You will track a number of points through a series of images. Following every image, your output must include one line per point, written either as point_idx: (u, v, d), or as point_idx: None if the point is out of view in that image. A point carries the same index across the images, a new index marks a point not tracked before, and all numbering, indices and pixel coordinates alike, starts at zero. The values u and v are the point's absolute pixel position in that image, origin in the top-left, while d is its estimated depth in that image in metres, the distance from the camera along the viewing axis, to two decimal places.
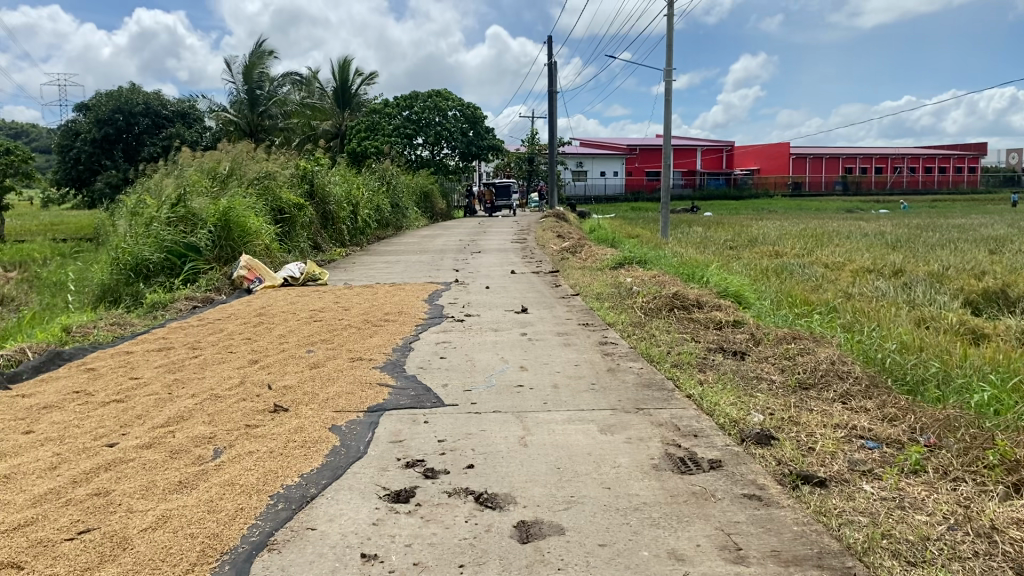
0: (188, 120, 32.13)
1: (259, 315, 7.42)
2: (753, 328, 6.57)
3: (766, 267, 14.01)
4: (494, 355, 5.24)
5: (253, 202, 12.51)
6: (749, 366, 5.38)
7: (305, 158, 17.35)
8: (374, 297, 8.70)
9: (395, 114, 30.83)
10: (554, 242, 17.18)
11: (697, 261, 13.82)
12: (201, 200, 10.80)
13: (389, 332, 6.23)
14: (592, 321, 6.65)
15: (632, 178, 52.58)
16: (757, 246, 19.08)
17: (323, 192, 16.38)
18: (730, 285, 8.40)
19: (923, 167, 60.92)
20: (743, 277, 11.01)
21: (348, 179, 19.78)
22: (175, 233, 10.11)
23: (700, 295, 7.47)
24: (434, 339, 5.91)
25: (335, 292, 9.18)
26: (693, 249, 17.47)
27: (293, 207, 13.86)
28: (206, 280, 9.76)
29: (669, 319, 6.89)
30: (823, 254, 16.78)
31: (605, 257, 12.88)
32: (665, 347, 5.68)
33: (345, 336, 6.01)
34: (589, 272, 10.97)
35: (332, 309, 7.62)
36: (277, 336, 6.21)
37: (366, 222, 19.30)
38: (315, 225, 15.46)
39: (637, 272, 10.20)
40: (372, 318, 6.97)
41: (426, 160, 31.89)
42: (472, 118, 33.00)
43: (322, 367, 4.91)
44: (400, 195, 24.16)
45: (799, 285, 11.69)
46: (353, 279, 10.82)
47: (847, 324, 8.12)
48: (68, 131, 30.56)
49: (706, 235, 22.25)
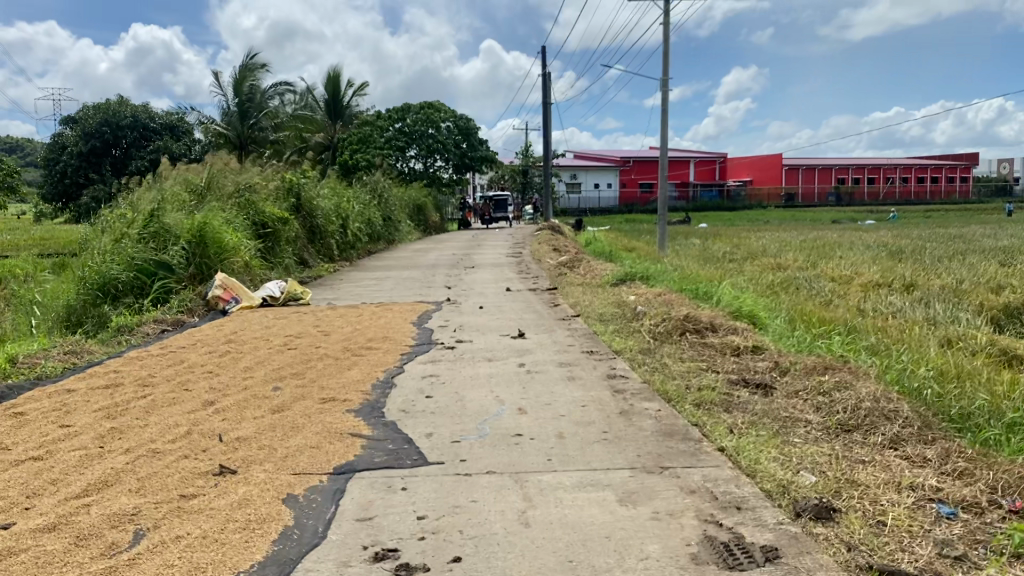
0: (175, 132, 31.46)
1: (228, 342, 6.69)
2: (777, 355, 5.87)
3: (773, 281, 13.33)
4: (487, 394, 4.54)
5: (232, 217, 11.83)
6: (780, 404, 4.62)
7: (291, 169, 16.69)
8: (358, 319, 7.99)
9: (387, 126, 30.45)
10: (550, 256, 16.50)
11: (701, 276, 13.16)
12: (175, 215, 10.11)
13: (369, 363, 5.52)
14: (597, 348, 5.95)
15: (628, 189, 52.02)
16: (759, 259, 18.39)
17: (310, 206, 15.70)
18: (743, 304, 7.69)
19: (918, 178, 60.45)
20: (752, 293, 10.31)
21: (336, 191, 19.10)
22: (145, 251, 9.41)
23: (713, 317, 6.78)
24: (420, 372, 5.20)
25: (316, 314, 8.46)
26: (693, 262, 16.83)
27: (277, 221, 13.10)
28: (178, 301, 9.02)
29: (682, 345, 6.20)
30: (830, 266, 16.16)
31: (603, 272, 12.22)
32: (681, 380, 4.99)
33: (317, 370, 5.30)
34: (588, 289, 10.31)
35: (310, 335, 6.91)
36: (243, 368, 5.50)
37: (356, 236, 18.64)
38: (300, 240, 14.76)
39: (640, 290, 9.54)
40: (351, 345, 6.25)
41: (418, 172, 31.27)
42: (465, 129, 32.32)
43: (286, 412, 4.20)
44: (392, 209, 23.50)
45: (811, 301, 10.98)
46: (337, 298, 10.10)
47: (873, 345, 7.44)
48: (54, 144, 29.99)
49: (704, 248, 21.65)
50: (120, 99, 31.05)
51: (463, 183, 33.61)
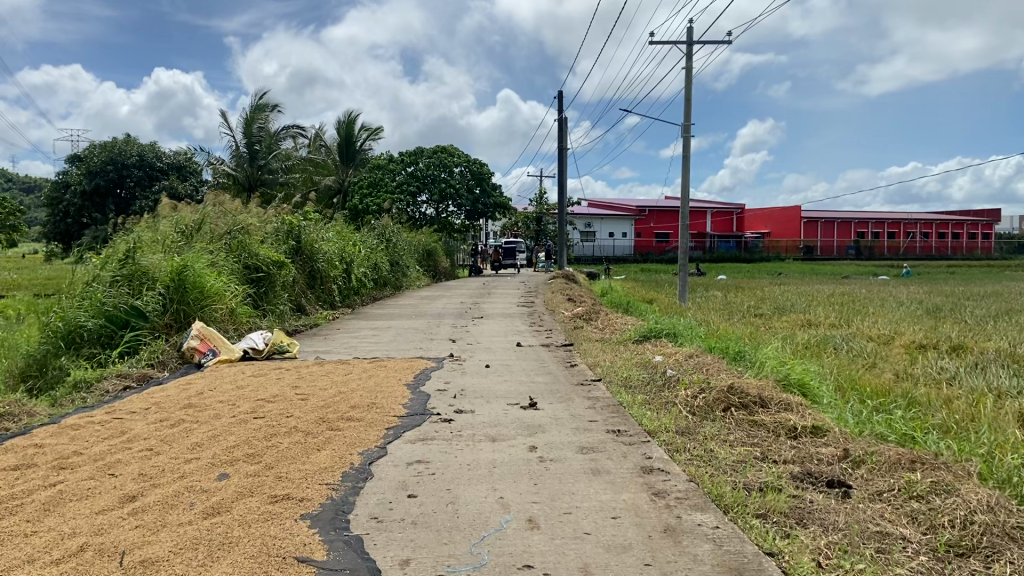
0: (184, 173, 30.96)
1: (188, 405, 5.71)
2: (843, 442, 4.84)
3: (806, 340, 12.31)
4: (488, 494, 3.53)
5: (221, 260, 10.95)
6: (864, 511, 3.64)
7: (295, 211, 15.87)
8: (347, 379, 7.00)
9: (399, 170, 29.75)
10: (565, 307, 15.55)
11: (728, 333, 12.16)
12: (155, 257, 9.26)
13: (345, 442, 4.53)
14: (624, 426, 4.94)
15: (642, 240, 51.21)
16: (785, 314, 17.36)
17: (310, 249, 14.84)
18: (789, 372, 6.69)
19: (936, 234, 59.38)
20: (789, 356, 9.31)
21: (342, 236, 18.26)
22: (118, 295, 8.52)
23: (760, 388, 5.77)
24: (406, 457, 4.19)
25: (298, 372, 7.48)
26: (716, 316, 15.86)
27: (272, 265, 12.21)
28: (148, 353, 8.11)
29: (725, 425, 5.18)
30: (863, 325, 15.10)
31: (623, 326, 11.24)
32: (735, 476, 3.98)
33: (279, 450, 4.30)
34: (607, 347, 9.33)
35: (285, 400, 5.92)
36: (193, 444, 4.52)
37: (361, 281, 17.75)
38: (298, 286, 13.86)
39: (667, 349, 8.53)
40: (328, 416, 5.25)
41: (430, 218, 30.52)
42: (479, 175, 31.51)
43: (220, 518, 3.21)
44: (400, 254, 22.63)
45: (851, 365, 9.96)
46: (328, 351, 9.14)
47: (943, 425, 6.38)
48: (60, 183, 29.56)
49: (725, 301, 20.60)
50: (130, 140, 30.62)
51: (476, 230, 32.81)
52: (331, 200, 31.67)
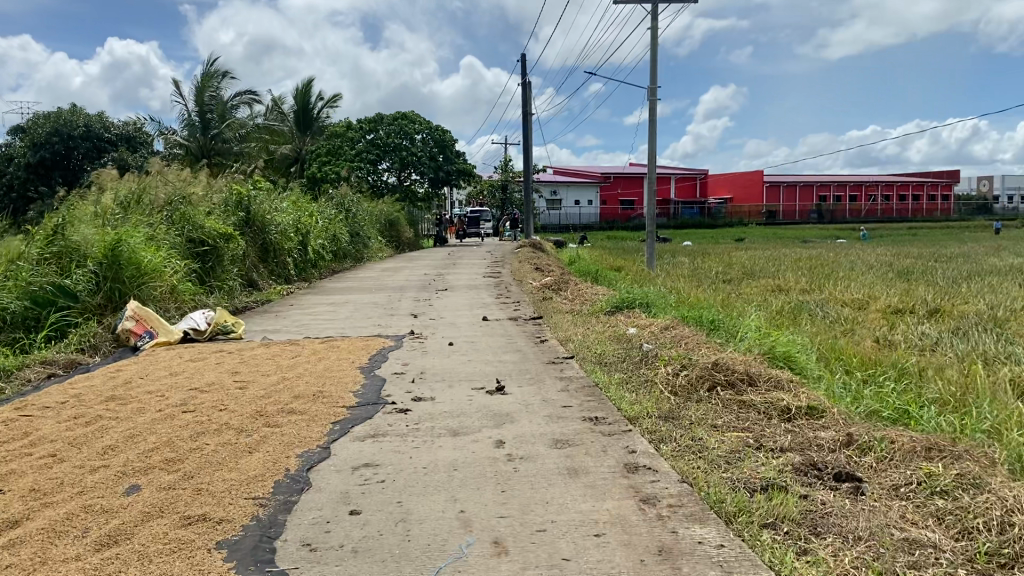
0: (134, 144, 29.72)
1: (109, 398, 5.05)
2: (844, 426, 4.35)
3: (781, 307, 11.89)
4: (447, 508, 2.95)
5: (162, 234, 10.20)
6: (882, 512, 3.15)
7: (247, 179, 15.05)
8: (294, 362, 6.37)
9: (358, 138, 28.83)
10: (532, 277, 15.03)
11: (699, 301, 11.68)
12: (85, 231, 8.49)
13: (283, 442, 3.94)
14: (602, 413, 4.40)
15: (607, 207, 50.81)
16: (756, 280, 16.98)
17: (262, 220, 14.06)
18: (775, 344, 6.20)
19: (897, 196, 59.76)
20: (768, 324, 8.86)
21: (298, 206, 17.46)
22: (45, 274, 7.77)
23: (747, 364, 5.25)
24: (352, 460, 3.61)
25: (242, 355, 6.83)
26: (685, 283, 15.41)
27: (219, 238, 11.46)
28: (78, 336, 7.40)
29: (711, 407, 4.67)
30: (834, 289, 14.75)
31: (593, 296, 10.72)
32: (732, 472, 3.46)
33: (202, 455, 3.69)
34: (577, 319, 8.81)
35: (222, 389, 5.29)
36: (105, 448, 3.88)
37: (318, 253, 17.02)
38: (249, 260, 13.12)
39: (641, 321, 8.01)
40: (267, 409, 4.64)
41: (392, 187, 29.67)
42: (441, 142, 30.41)
43: (116, 552, 2.59)
44: (361, 224, 21.82)
45: (830, 332, 9.55)
46: (277, 330, 8.48)
47: (939, 398, 5.93)
48: (2, 156, 28.18)
49: (694, 267, 20.18)
50: (76, 109, 29.27)
51: (439, 199, 32.03)
52: (289, 169, 30.74)
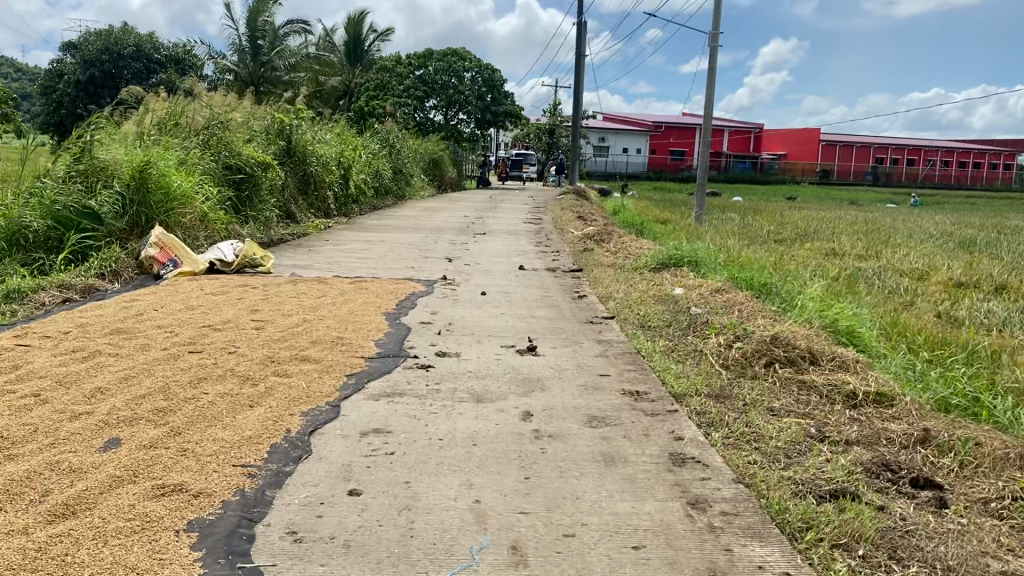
0: (182, 67, 29.43)
1: (115, 331, 4.72)
2: (919, 420, 3.82)
3: (837, 273, 11.22)
4: (459, 496, 2.53)
5: (195, 159, 9.84)
6: (975, 536, 2.64)
7: (289, 107, 14.61)
8: (317, 302, 5.98)
9: (407, 73, 28.15)
10: (575, 226, 14.48)
11: (751, 262, 11.07)
12: (113, 151, 8.13)
13: (288, 396, 3.54)
14: (645, 386, 3.93)
15: (656, 156, 49.62)
16: (810, 242, 16.21)
17: (301, 150, 13.63)
18: (839, 317, 5.62)
19: (960, 162, 57.42)
20: (825, 292, 8.24)
21: (341, 137, 17.02)
22: (69, 194, 7.43)
23: (809, 339, 4.72)
24: (361, 425, 3.20)
25: (264, 291, 6.46)
26: (735, 241, 14.73)
27: (256, 166, 11.08)
28: (100, 261, 7.09)
29: (766, 386, 4.17)
30: (893, 257, 13.98)
31: (638, 250, 10.18)
32: (794, 472, 2.97)
33: (197, 407, 3.32)
34: (620, 274, 8.29)
35: (236, 329, 4.93)
36: (95, 390, 3.53)
37: (359, 189, 16.62)
38: (286, 190, 12.74)
39: (689, 282, 7.47)
40: (278, 355, 4.25)
41: (438, 124, 29.07)
42: (491, 80, 29.58)
43: (70, 528, 2.22)
44: (404, 160, 21.33)
45: (892, 305, 8.89)
46: (305, 266, 8.11)
47: (1018, 388, 5.34)
48: (52, 72, 28.10)
49: (744, 225, 19.42)
50: (126, 28, 28.98)
51: (486, 139, 31.36)
52: (336, 101, 30.27)
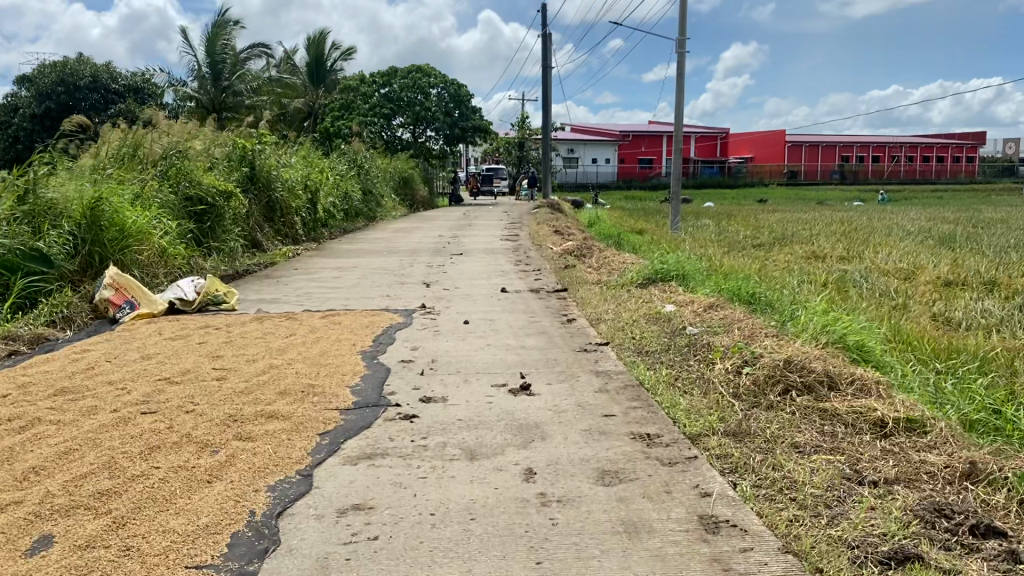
0: (141, 96, 28.76)
1: (60, 391, 4.23)
2: (958, 449, 3.45)
3: (824, 278, 10.91)
4: None
5: (153, 192, 9.34)
6: None
7: (252, 132, 14.11)
8: (285, 343, 5.53)
9: (372, 92, 27.71)
10: (552, 240, 14.10)
11: (736, 271, 10.74)
12: (61, 188, 7.61)
13: (253, 466, 3.09)
14: (655, 427, 3.52)
15: (625, 165, 49.56)
16: (789, 245, 15.95)
17: (266, 176, 13.12)
18: (847, 332, 5.25)
19: (923, 157, 57.97)
20: (818, 300, 7.90)
21: (307, 161, 16.53)
22: (14, 235, 6.89)
23: (824, 361, 4.34)
24: (340, 500, 2.77)
25: (230, 332, 5.99)
26: (715, 249, 14.44)
27: (217, 195, 10.59)
28: (49, 307, 6.57)
29: (786, 419, 3.79)
30: (875, 258, 13.75)
31: (622, 265, 9.80)
32: (842, 529, 2.58)
33: (146, 488, 2.86)
34: (605, 292, 7.90)
35: (197, 381, 4.46)
36: (27, 471, 3.06)
37: (328, 212, 16.14)
38: (251, 219, 12.23)
39: (680, 298, 7.10)
40: (241, 414, 3.80)
41: (406, 143, 28.67)
42: (457, 96, 29.22)
43: None
44: (373, 181, 20.86)
45: (886, 309, 8.57)
46: (273, 301, 7.63)
47: None
48: (6, 106, 27.30)
49: (721, 231, 19.17)
50: (81, 58, 28.27)
51: (454, 156, 30.99)
52: (301, 124, 29.72)
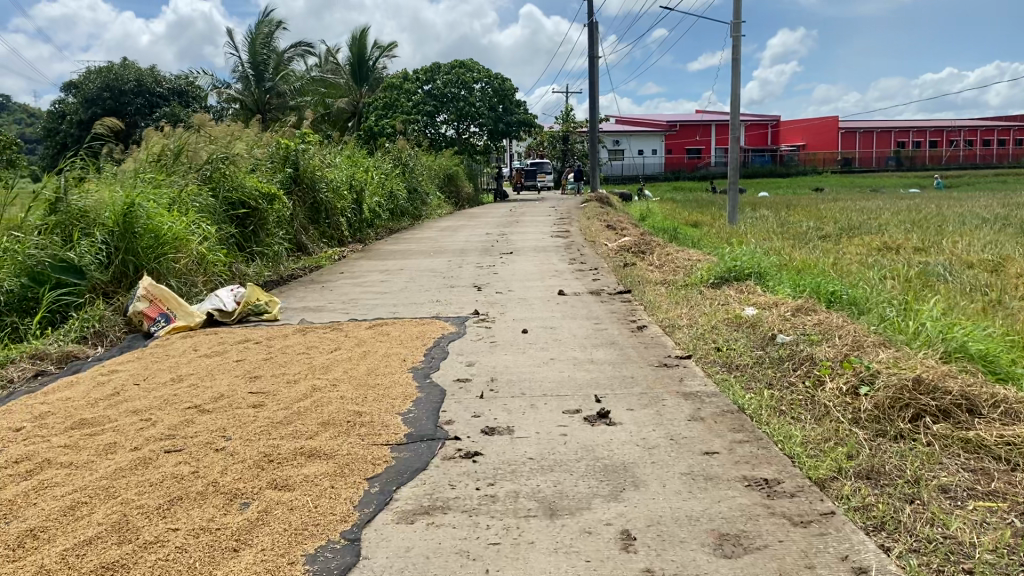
0: (187, 99, 28.76)
1: (79, 426, 3.77)
2: None
3: (904, 271, 10.09)
4: None
5: (193, 195, 8.95)
6: None
7: (295, 131, 13.72)
8: (330, 359, 5.02)
9: (415, 89, 27.33)
10: (607, 236, 13.49)
11: (807, 266, 9.99)
12: (95, 195, 7.22)
13: (288, 529, 2.55)
14: (770, 469, 2.92)
15: (672, 157, 48.53)
16: (857, 236, 15.04)
17: (310, 176, 12.71)
18: (968, 340, 4.55)
19: (982, 141, 55.80)
20: (909, 299, 7.15)
21: (351, 160, 16.12)
22: (45, 245, 6.52)
23: (957, 380, 3.67)
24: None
25: (272, 347, 5.52)
26: (779, 242, 13.67)
27: (259, 197, 10.16)
28: (81, 322, 6.16)
29: (922, 456, 3.14)
30: (954, 248, 12.82)
31: (685, 263, 9.15)
32: None
33: (159, 561, 2.35)
34: (674, 294, 7.26)
35: (232, 410, 3.96)
36: (25, 536, 2.56)
37: (374, 213, 15.72)
38: (294, 220, 11.82)
39: (759, 300, 6.43)
40: (278, 452, 3.27)
41: (450, 140, 28.20)
42: (500, 90, 28.68)
43: None
44: (418, 179, 20.42)
45: (983, 306, 7.78)
46: (318, 311, 7.15)
47: None
48: (55, 113, 27.46)
49: (780, 222, 18.31)
50: (126, 63, 28.34)
51: (499, 152, 30.44)
52: (345, 123, 29.42)
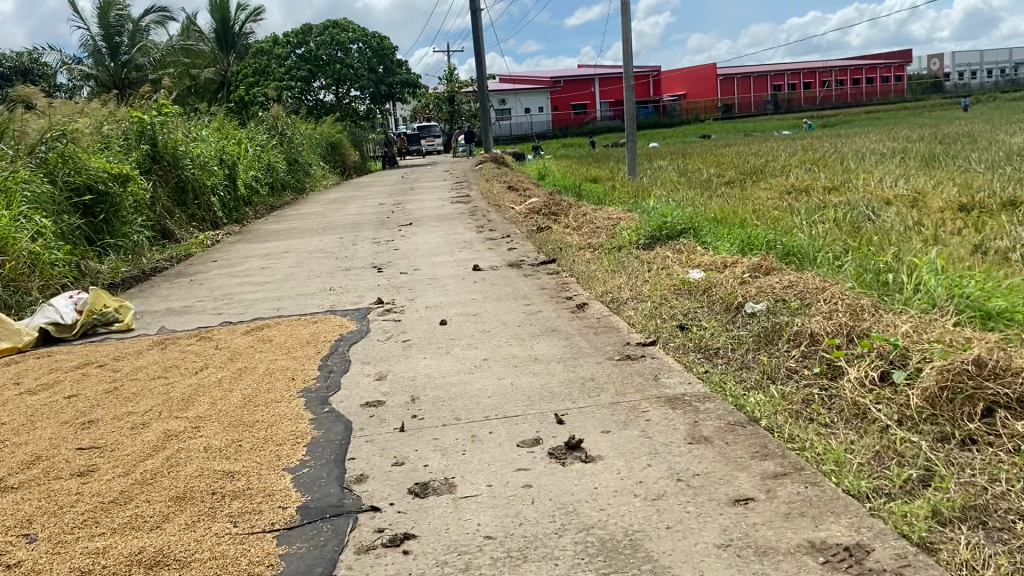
0: (33, 78, 25.93)
1: None
2: None
3: (827, 214, 9.42)
4: None
5: (22, 182, 7.39)
6: None
7: (150, 102, 12.02)
8: (196, 383, 3.86)
9: (287, 54, 25.32)
10: (510, 198, 12.48)
11: (728, 216, 9.24)
12: None
13: None
14: (844, 529, 1.99)
15: (559, 112, 47.80)
16: (763, 180, 14.46)
17: (172, 152, 11.13)
18: (980, 297, 3.73)
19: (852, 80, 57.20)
20: (857, 246, 6.40)
21: (221, 132, 14.47)
22: None
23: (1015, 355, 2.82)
24: None
25: (122, 370, 4.29)
26: (687, 192, 12.95)
27: (109, 180, 8.63)
28: None
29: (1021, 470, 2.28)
30: (865, 185, 12.34)
31: (604, 221, 8.24)
32: None
33: None
34: (601, 261, 6.32)
35: (41, 488, 2.76)
36: None
37: (250, 189, 14.19)
38: (156, 204, 10.29)
39: (705, 259, 5.56)
40: (99, 566, 2.15)
41: (330, 106, 26.44)
42: (379, 51, 26.95)
43: None
44: (298, 150, 18.80)
45: (923, 247, 7.13)
46: (185, 313, 5.88)
47: None
48: None
49: (681, 171, 17.67)
50: None
51: (384, 116, 28.89)
52: (214, 95, 27.17)
